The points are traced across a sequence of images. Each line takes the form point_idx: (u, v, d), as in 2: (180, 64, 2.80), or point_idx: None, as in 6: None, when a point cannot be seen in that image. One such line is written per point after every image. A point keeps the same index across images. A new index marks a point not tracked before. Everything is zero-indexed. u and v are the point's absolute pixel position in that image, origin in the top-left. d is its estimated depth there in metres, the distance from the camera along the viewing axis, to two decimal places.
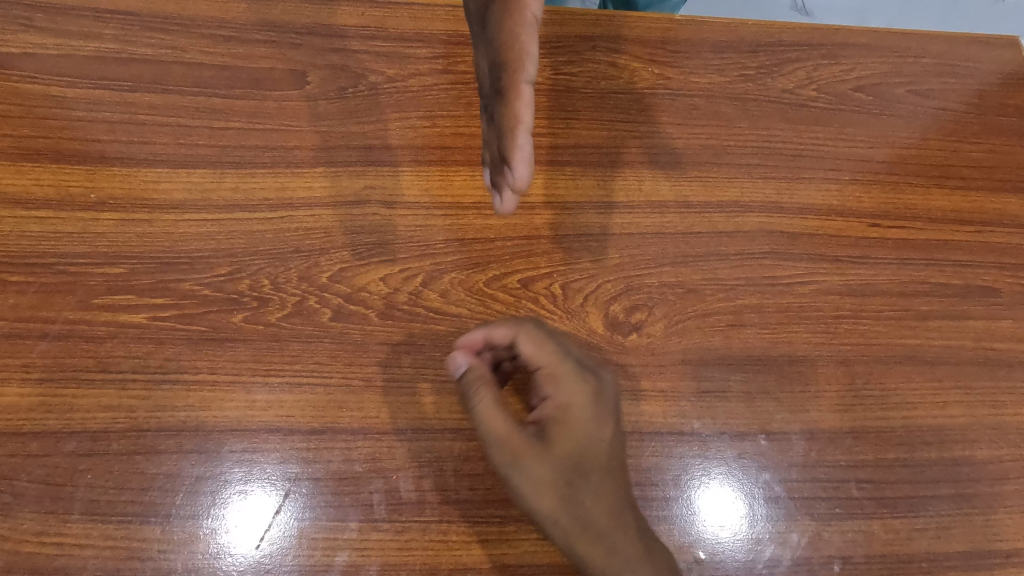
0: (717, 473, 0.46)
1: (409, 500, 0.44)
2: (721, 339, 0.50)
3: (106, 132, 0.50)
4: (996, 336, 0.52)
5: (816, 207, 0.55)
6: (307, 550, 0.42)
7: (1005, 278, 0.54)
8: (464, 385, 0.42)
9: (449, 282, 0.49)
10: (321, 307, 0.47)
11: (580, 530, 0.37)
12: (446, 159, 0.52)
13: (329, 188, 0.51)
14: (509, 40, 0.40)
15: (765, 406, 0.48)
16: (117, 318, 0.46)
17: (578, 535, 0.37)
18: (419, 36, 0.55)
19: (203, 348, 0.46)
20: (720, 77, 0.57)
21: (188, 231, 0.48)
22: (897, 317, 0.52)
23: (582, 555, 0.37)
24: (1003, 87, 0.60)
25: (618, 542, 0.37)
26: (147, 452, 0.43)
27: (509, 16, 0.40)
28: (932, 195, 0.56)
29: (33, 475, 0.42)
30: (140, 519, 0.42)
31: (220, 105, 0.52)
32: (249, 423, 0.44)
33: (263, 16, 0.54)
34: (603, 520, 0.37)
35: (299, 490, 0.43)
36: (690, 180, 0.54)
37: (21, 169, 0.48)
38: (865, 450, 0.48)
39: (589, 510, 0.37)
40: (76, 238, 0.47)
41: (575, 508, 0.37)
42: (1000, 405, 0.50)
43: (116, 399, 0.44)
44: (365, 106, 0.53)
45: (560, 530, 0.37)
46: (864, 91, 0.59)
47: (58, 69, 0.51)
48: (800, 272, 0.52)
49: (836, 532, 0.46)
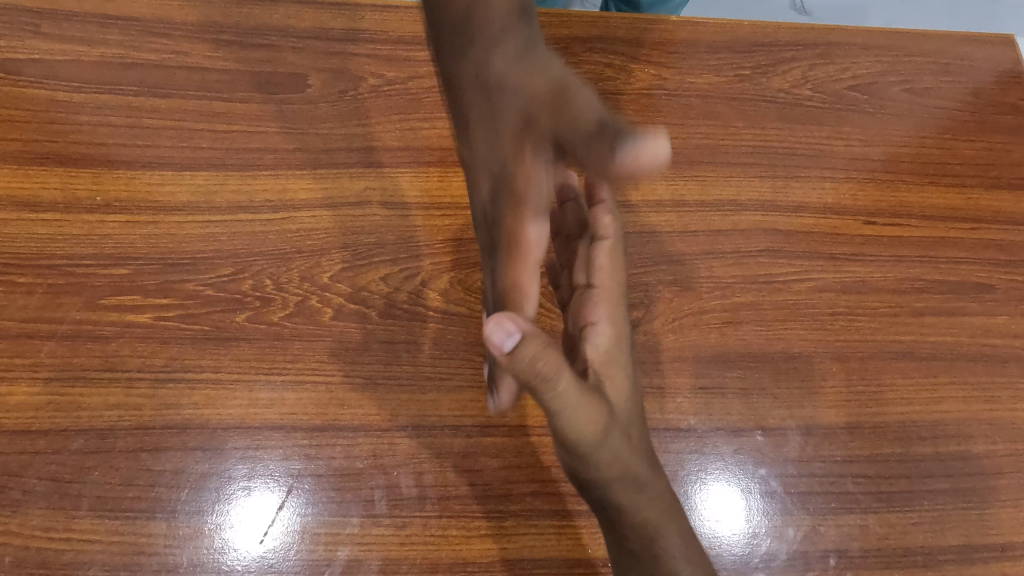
0: (713, 468, 0.47)
1: (410, 495, 0.44)
2: (718, 336, 0.50)
3: (111, 136, 0.51)
4: (991, 332, 0.53)
5: (812, 206, 0.55)
6: (310, 545, 0.43)
7: (1000, 274, 0.55)
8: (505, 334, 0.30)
9: (448, 281, 0.50)
10: (323, 306, 0.48)
11: (629, 482, 0.38)
12: (446, 160, 0.53)
13: (330, 190, 0.51)
14: (508, 286, 0.39)
15: (762, 402, 0.49)
16: (123, 319, 0.47)
17: (626, 486, 0.38)
18: (417, 39, 0.56)
19: (207, 348, 0.46)
20: (716, 78, 0.58)
21: (193, 233, 0.49)
22: (893, 313, 0.53)
23: (627, 503, 0.38)
24: (998, 85, 0.61)
25: (655, 490, 0.39)
26: (153, 449, 0.44)
27: (507, 266, 0.39)
28: (928, 192, 0.56)
29: (42, 472, 0.43)
30: (147, 515, 0.43)
31: (223, 109, 0.52)
32: (253, 420, 0.45)
33: (264, 21, 0.55)
34: (644, 474, 0.39)
35: (301, 486, 0.44)
36: (686, 179, 0.55)
37: (28, 173, 0.49)
38: (861, 445, 0.49)
39: (637, 463, 0.38)
40: (83, 240, 0.48)
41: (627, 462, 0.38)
42: (995, 400, 0.51)
43: (122, 398, 0.45)
44: (366, 109, 0.54)
45: (612, 481, 0.37)
46: (860, 90, 0.59)
47: (64, 74, 0.52)
48: (795, 269, 0.53)
49: (833, 526, 0.47)
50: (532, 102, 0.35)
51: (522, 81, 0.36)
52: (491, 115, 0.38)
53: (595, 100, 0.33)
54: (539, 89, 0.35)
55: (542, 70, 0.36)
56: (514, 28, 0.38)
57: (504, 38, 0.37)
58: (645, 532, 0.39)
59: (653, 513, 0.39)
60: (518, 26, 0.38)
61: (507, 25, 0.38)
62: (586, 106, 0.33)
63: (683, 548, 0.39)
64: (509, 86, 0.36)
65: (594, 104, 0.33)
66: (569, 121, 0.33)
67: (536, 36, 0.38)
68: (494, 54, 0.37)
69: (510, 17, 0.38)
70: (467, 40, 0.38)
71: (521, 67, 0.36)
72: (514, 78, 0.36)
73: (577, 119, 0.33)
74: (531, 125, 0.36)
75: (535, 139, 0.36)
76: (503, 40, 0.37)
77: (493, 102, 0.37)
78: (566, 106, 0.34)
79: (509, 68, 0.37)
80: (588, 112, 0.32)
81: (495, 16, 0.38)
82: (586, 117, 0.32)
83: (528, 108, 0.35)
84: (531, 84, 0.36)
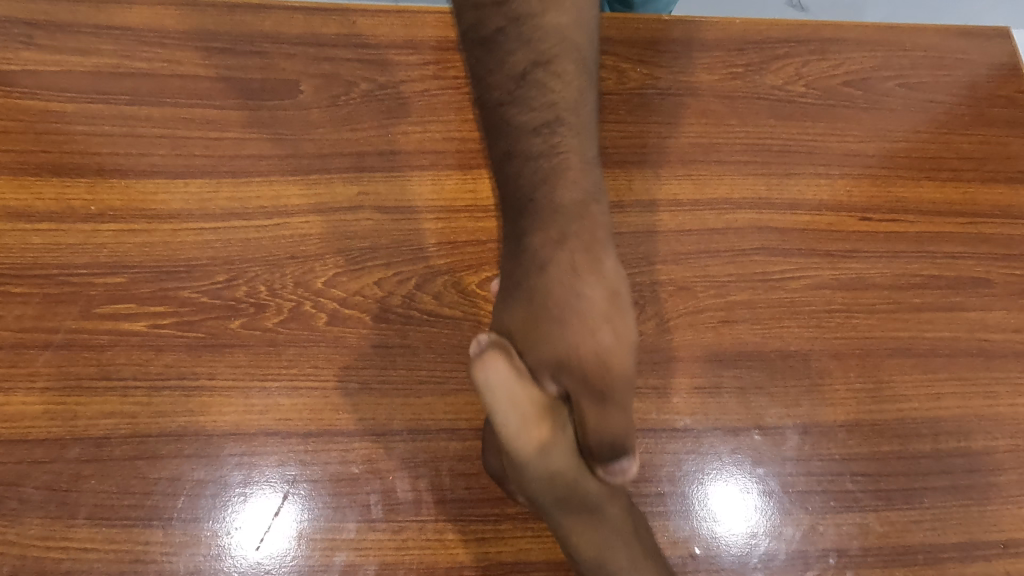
0: (711, 469, 0.47)
1: (406, 500, 0.44)
2: (714, 335, 0.50)
3: (105, 145, 0.51)
4: (990, 328, 0.53)
5: (807, 203, 0.55)
6: (307, 551, 0.43)
7: (998, 269, 0.54)
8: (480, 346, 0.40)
9: (442, 284, 0.50)
10: (317, 311, 0.48)
11: (579, 504, 0.42)
12: (438, 163, 0.53)
13: (323, 195, 0.51)
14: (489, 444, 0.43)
15: (759, 401, 0.49)
16: (118, 326, 0.47)
17: (579, 509, 0.42)
18: (409, 43, 0.56)
19: (203, 355, 0.47)
20: (708, 76, 0.58)
21: (187, 240, 0.49)
22: (889, 310, 0.52)
23: (572, 520, 0.42)
24: (993, 78, 0.61)
25: (609, 517, 0.43)
26: (148, 457, 0.44)
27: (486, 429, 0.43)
28: (923, 187, 0.56)
29: (39, 481, 0.43)
30: (143, 523, 0.43)
31: (216, 116, 0.53)
32: (248, 427, 0.45)
33: (256, 28, 0.55)
34: (595, 496, 0.42)
35: (298, 492, 0.44)
36: (680, 178, 0.54)
37: (23, 183, 0.50)
38: (859, 443, 0.48)
39: (586, 484, 0.42)
40: (78, 250, 0.48)
41: (575, 484, 0.42)
42: (995, 396, 0.51)
43: (117, 406, 0.45)
44: (358, 114, 0.54)
45: (557, 497, 0.42)
46: (854, 86, 0.59)
47: (57, 85, 0.52)
48: (791, 267, 0.53)
49: (832, 525, 0.46)
50: (578, 353, 0.39)
51: (576, 320, 0.39)
52: (539, 330, 0.40)
53: (627, 388, 0.39)
54: (587, 349, 0.38)
55: (597, 333, 0.38)
56: (581, 227, 0.40)
57: (574, 241, 0.40)
58: (592, 548, 0.42)
59: (600, 535, 0.42)
60: (586, 225, 0.40)
61: (577, 216, 0.40)
62: (618, 392, 0.39)
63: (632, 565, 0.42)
64: (562, 305, 0.39)
65: (619, 406, 0.39)
66: (597, 401, 0.39)
67: (601, 239, 0.40)
68: (560, 258, 0.40)
69: (581, 206, 0.40)
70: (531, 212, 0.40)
71: (579, 302, 0.39)
72: (567, 304, 0.39)
73: (598, 414, 0.39)
74: (567, 364, 0.39)
75: (567, 374, 0.39)
76: (566, 254, 0.40)
77: (548, 315, 0.39)
78: (600, 394, 0.39)
79: (572, 287, 0.39)
80: (610, 420, 0.39)
81: (561, 212, 0.40)
82: (610, 418, 0.39)
83: (571, 356, 0.39)
84: (582, 339, 0.38)
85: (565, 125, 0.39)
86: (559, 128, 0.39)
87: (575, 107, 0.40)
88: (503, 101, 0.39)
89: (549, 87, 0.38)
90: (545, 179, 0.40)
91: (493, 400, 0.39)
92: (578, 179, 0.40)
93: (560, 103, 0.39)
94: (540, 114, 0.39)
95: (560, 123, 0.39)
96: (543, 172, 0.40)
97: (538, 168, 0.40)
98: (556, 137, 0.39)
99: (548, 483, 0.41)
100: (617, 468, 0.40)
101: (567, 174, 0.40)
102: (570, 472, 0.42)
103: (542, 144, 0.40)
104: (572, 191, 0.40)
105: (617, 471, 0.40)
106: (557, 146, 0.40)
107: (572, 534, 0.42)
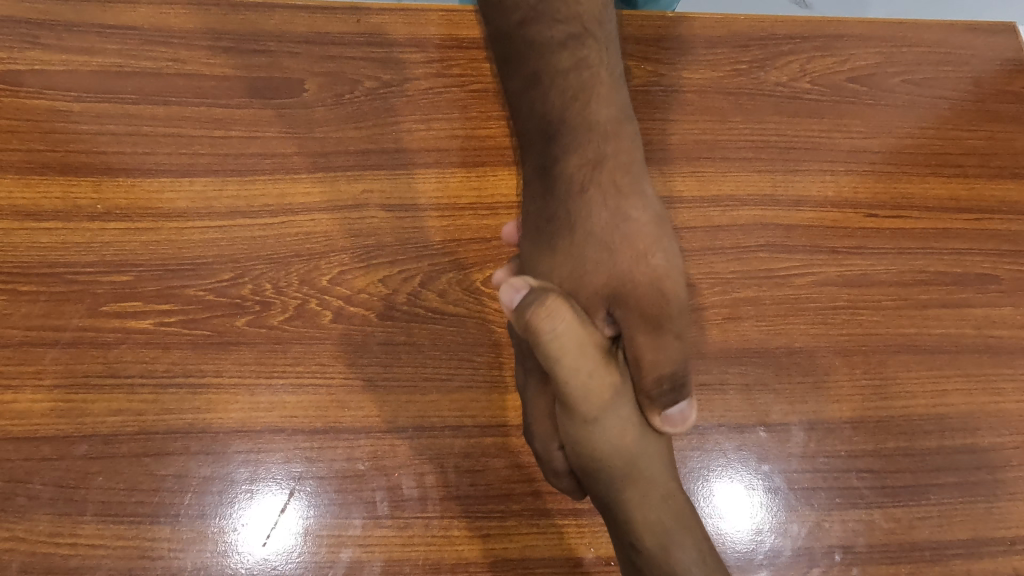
0: (716, 466, 0.46)
1: (411, 497, 0.45)
2: (719, 332, 0.50)
3: (111, 145, 0.51)
4: (996, 324, 0.52)
5: (812, 199, 0.55)
6: (313, 548, 0.43)
7: (1004, 265, 0.54)
8: (539, 296, 0.38)
9: (447, 282, 0.50)
10: (322, 309, 0.48)
11: (639, 474, 0.40)
12: (442, 161, 0.53)
13: (329, 193, 0.52)
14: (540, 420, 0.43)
15: (764, 398, 0.48)
16: (124, 324, 0.47)
17: (636, 475, 0.40)
18: (413, 41, 0.56)
19: (209, 352, 0.47)
20: (712, 73, 0.58)
21: (193, 239, 0.49)
22: (894, 306, 0.52)
23: (635, 495, 0.40)
24: (999, 73, 0.60)
25: (668, 494, 0.40)
26: (155, 454, 0.44)
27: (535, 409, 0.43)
28: (929, 183, 0.56)
29: (47, 478, 0.43)
30: (151, 519, 0.43)
31: (221, 115, 0.53)
32: (254, 424, 0.45)
33: (261, 26, 0.55)
34: (656, 471, 0.40)
35: (304, 489, 0.44)
36: (685, 175, 0.54)
37: (30, 182, 0.50)
38: (864, 440, 0.48)
39: (649, 451, 0.41)
40: (84, 248, 0.48)
41: (635, 446, 0.40)
42: (1002, 392, 0.50)
43: (124, 404, 0.45)
44: (362, 112, 0.54)
45: (622, 466, 0.40)
46: (859, 82, 0.59)
47: (63, 84, 0.52)
48: (796, 264, 0.53)
49: (837, 521, 0.46)
50: (630, 276, 0.41)
51: (625, 245, 0.41)
52: (582, 253, 0.42)
53: (681, 319, 0.40)
54: (641, 272, 0.41)
55: (649, 258, 0.41)
56: (616, 147, 0.42)
57: (611, 160, 0.42)
58: (656, 527, 0.39)
59: (663, 511, 0.40)
60: (621, 146, 0.42)
61: (611, 134, 0.42)
62: (675, 322, 0.40)
63: (699, 555, 0.39)
64: (608, 230, 0.41)
65: (674, 335, 0.40)
66: (653, 332, 0.40)
67: (636, 163, 0.43)
68: (601, 179, 0.42)
69: (615, 124, 0.42)
70: (567, 135, 0.42)
71: (627, 226, 0.41)
72: (615, 227, 0.41)
73: (655, 344, 0.40)
74: (622, 290, 0.41)
75: (621, 307, 0.41)
76: (606, 172, 0.42)
77: (592, 242, 0.41)
78: (656, 324, 0.40)
79: (614, 212, 0.42)
80: (664, 353, 0.39)
81: (600, 128, 0.42)
82: (666, 346, 0.39)
83: (627, 281, 0.41)
84: (635, 262, 0.41)
85: (589, 38, 0.42)
86: (586, 40, 0.42)
87: (597, 20, 0.43)
88: (524, 21, 0.41)
89: (570, 1, 0.41)
90: (576, 96, 0.42)
91: (560, 350, 0.38)
92: (610, 95, 0.43)
93: (583, 15, 0.42)
94: (565, 26, 0.41)
95: (586, 35, 0.42)
96: (571, 89, 0.42)
97: (569, 86, 0.42)
98: (582, 49, 0.42)
99: (613, 450, 0.40)
100: (675, 412, 0.40)
101: (595, 92, 0.42)
102: (635, 435, 0.40)
103: (572, 57, 0.42)
104: (606, 107, 0.42)
105: (675, 418, 0.40)
106: (585, 59, 0.42)
107: (635, 513, 0.40)
